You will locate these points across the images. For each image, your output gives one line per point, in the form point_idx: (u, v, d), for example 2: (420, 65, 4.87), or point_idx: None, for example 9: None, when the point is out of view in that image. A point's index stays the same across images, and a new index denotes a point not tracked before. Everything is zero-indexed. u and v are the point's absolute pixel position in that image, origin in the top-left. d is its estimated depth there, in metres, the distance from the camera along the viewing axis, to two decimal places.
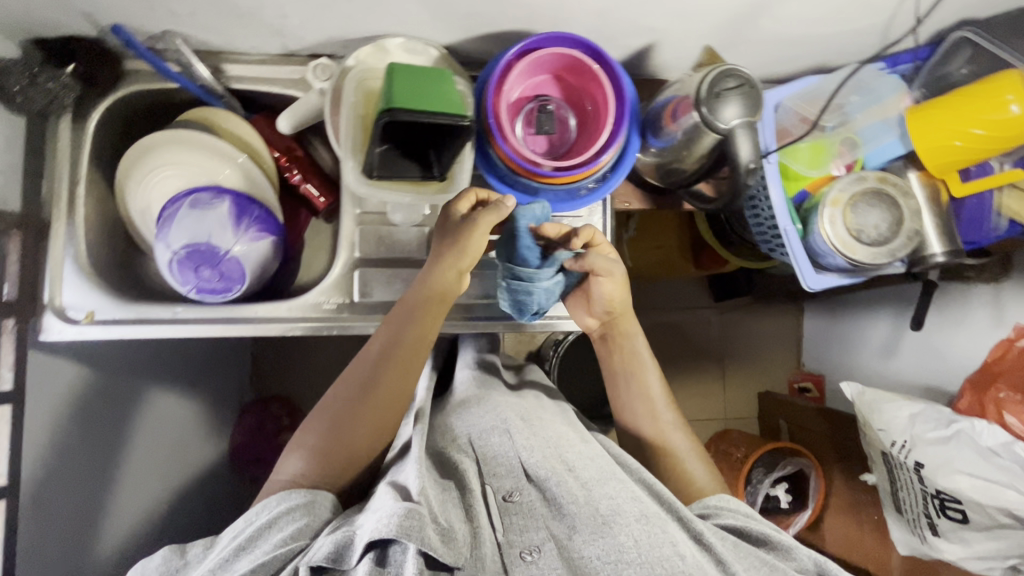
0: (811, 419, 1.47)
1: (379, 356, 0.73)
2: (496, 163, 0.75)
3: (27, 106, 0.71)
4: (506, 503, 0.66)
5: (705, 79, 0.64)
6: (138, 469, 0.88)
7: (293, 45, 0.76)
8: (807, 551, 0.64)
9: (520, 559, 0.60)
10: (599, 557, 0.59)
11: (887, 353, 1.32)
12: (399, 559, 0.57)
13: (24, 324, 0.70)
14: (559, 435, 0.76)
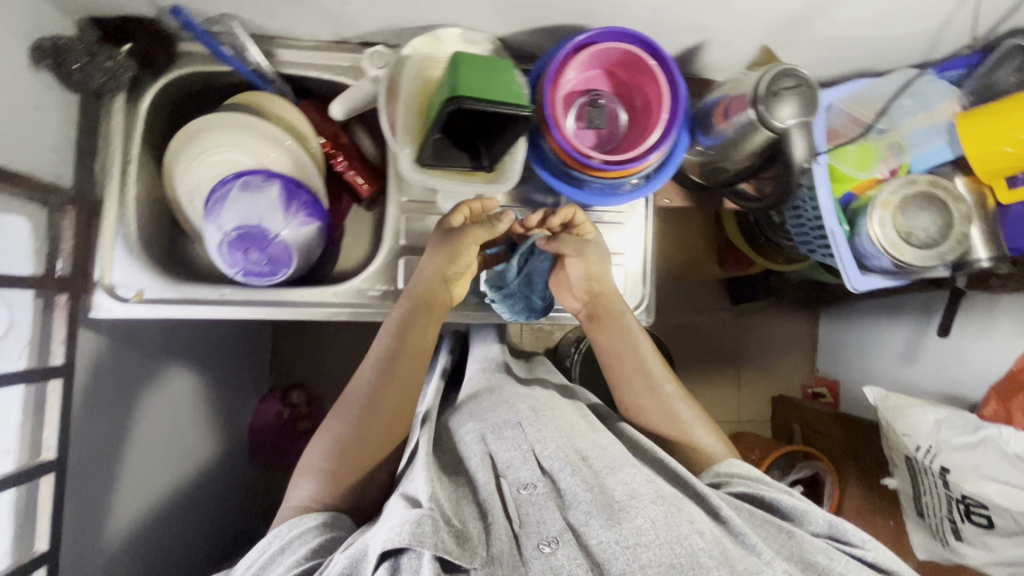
0: (825, 424, 1.47)
1: (377, 371, 0.75)
2: (546, 154, 0.75)
3: (85, 84, 0.71)
4: (519, 496, 0.65)
5: (763, 78, 0.65)
6: (147, 452, 0.88)
7: (346, 32, 0.77)
8: (822, 513, 0.64)
9: (536, 549, 0.58)
10: (614, 540, 0.57)
11: (906, 360, 1.32)
12: (413, 566, 0.56)
13: (76, 301, 0.71)
14: (568, 424, 0.75)
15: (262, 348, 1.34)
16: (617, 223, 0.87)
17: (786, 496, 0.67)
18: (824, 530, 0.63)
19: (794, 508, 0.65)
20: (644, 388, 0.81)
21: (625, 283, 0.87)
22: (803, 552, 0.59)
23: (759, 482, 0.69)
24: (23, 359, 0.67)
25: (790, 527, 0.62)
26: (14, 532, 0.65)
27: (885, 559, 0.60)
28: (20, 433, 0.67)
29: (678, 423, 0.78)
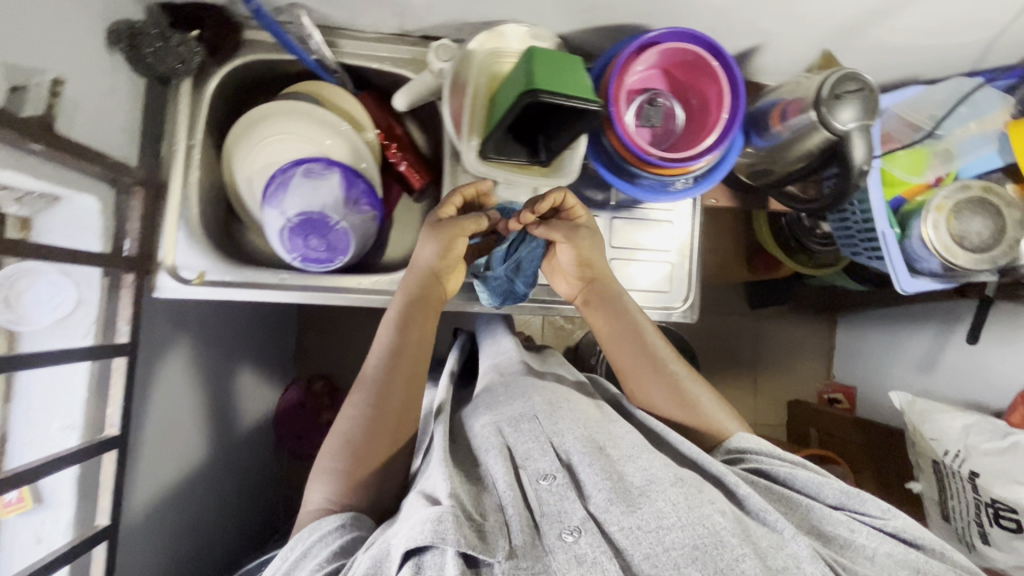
0: (847, 430, 1.47)
1: (381, 370, 0.74)
2: (603, 148, 0.77)
3: (155, 68, 0.73)
4: (539, 487, 0.62)
5: (826, 81, 0.67)
6: (169, 434, 0.87)
7: (409, 26, 0.78)
8: (838, 485, 0.64)
9: (559, 539, 0.55)
10: (636, 526, 0.55)
11: (926, 368, 1.34)
12: (436, 564, 0.52)
13: (141, 280, 0.73)
14: (584, 414, 0.72)
15: (285, 336, 1.33)
16: (665, 221, 0.88)
17: (800, 469, 0.66)
18: (840, 501, 0.63)
19: (810, 481, 0.64)
20: (651, 370, 0.79)
21: (671, 280, 0.89)
22: (820, 523, 0.61)
23: (773, 457, 0.69)
24: (88, 336, 0.68)
25: (807, 501, 0.62)
26: (76, 503, 0.68)
27: (906, 528, 0.59)
28: (86, 408, 0.69)
29: (690, 404, 0.76)
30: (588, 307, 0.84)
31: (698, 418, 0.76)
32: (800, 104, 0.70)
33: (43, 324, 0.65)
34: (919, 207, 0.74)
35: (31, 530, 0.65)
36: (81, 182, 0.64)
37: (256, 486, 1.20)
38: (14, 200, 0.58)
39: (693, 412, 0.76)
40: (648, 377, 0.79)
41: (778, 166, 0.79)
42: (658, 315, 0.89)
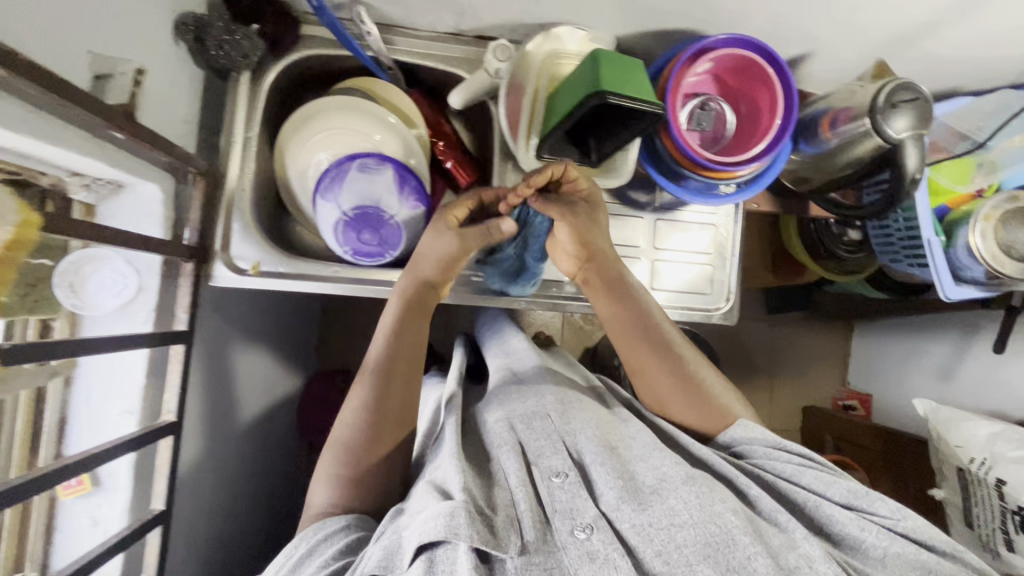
0: (863, 436, 1.44)
1: (375, 372, 0.73)
2: (656, 147, 0.79)
3: (217, 61, 0.74)
4: (551, 484, 0.62)
5: (882, 90, 0.68)
6: (210, 422, 0.87)
7: (465, 25, 0.79)
8: (845, 483, 0.63)
9: (571, 535, 0.56)
10: (649, 524, 0.56)
11: (943, 376, 1.33)
12: (449, 558, 0.53)
13: (199, 269, 0.74)
14: (595, 414, 0.72)
15: (308, 328, 1.32)
16: (709, 224, 0.89)
17: (807, 466, 0.65)
18: (847, 499, 0.62)
19: (817, 478, 0.63)
20: (658, 358, 0.75)
21: (712, 283, 0.90)
22: (825, 523, 0.61)
23: (778, 448, 0.68)
24: (148, 323, 0.69)
25: (813, 499, 0.62)
26: (132, 488, 0.69)
27: (916, 529, 0.59)
28: (143, 395, 0.70)
29: (699, 390, 0.74)
30: (592, 289, 0.80)
31: (706, 405, 0.73)
32: (851, 112, 0.72)
33: (106, 309, 0.67)
34: (965, 215, 0.76)
35: (88, 513, 0.67)
36: (147, 171, 0.65)
37: (282, 479, 1.19)
38: (82, 186, 0.63)
39: (702, 399, 0.73)
40: (656, 364, 0.75)
41: (826, 172, 0.80)
42: (699, 317, 0.90)
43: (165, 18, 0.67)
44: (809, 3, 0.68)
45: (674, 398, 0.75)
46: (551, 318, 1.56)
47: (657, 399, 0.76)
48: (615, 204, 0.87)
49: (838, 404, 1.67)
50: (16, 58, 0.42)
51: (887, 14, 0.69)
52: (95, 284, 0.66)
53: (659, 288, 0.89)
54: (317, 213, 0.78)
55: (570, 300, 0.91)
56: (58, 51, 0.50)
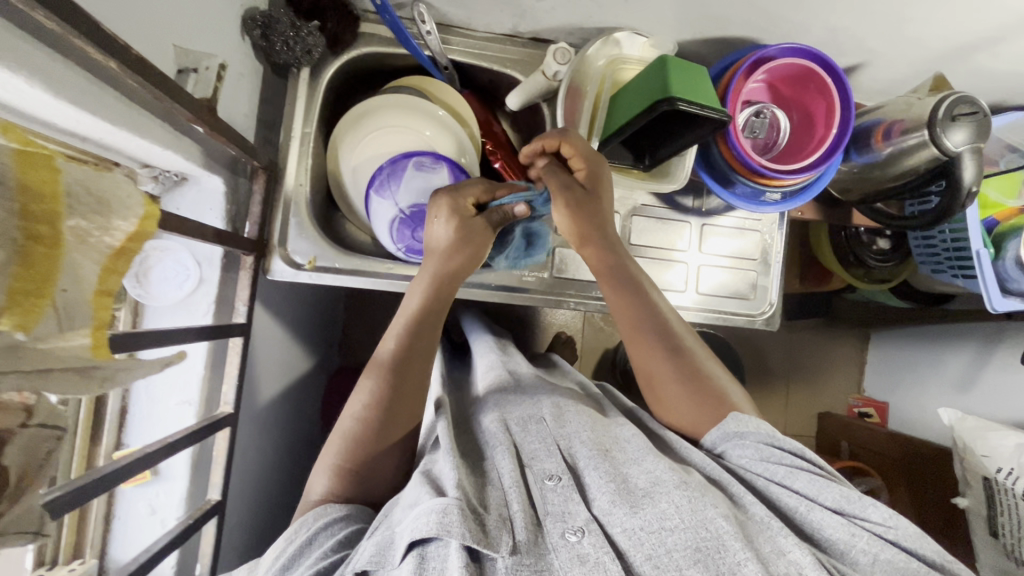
0: (881, 442, 1.35)
1: (388, 367, 0.68)
2: (710, 151, 0.80)
3: (280, 57, 0.74)
4: (543, 487, 0.56)
5: (941, 103, 0.69)
6: (253, 414, 0.87)
7: (523, 27, 0.80)
8: (838, 487, 0.57)
9: (561, 538, 0.51)
10: (639, 527, 0.50)
11: (961, 389, 1.24)
12: (441, 556, 0.48)
13: (259, 263, 0.74)
14: (591, 417, 0.66)
15: (334, 323, 1.30)
16: (755, 230, 0.90)
17: (801, 469, 0.60)
18: (840, 505, 0.56)
19: (811, 482, 0.58)
20: (665, 349, 0.71)
21: (754, 288, 0.91)
22: (813, 530, 0.56)
23: (771, 446, 0.62)
24: (208, 314, 0.70)
25: (803, 503, 0.57)
26: (190, 478, 0.70)
27: (909, 538, 0.53)
28: (201, 384, 0.70)
29: (703, 385, 0.70)
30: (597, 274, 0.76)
31: (712, 400, 0.69)
32: (905, 124, 0.73)
33: (171, 300, 0.67)
34: (1014, 228, 0.77)
35: (146, 501, 0.68)
36: (212, 163, 0.65)
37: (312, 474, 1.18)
38: (151, 178, 0.62)
39: (711, 395, 0.69)
40: (661, 355, 0.71)
41: (876, 183, 0.81)
42: (742, 322, 0.91)
43: (233, 12, 0.67)
44: (872, 16, 0.69)
45: (679, 393, 0.70)
46: (570, 316, 1.32)
47: (660, 394, 0.72)
48: (663, 208, 0.88)
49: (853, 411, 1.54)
50: (128, 50, 0.42)
51: (947, 29, 0.70)
52: (156, 276, 0.66)
53: (704, 291, 0.90)
54: (371, 210, 0.79)
55: (571, 296, 0.88)
56: (146, 40, 0.50)
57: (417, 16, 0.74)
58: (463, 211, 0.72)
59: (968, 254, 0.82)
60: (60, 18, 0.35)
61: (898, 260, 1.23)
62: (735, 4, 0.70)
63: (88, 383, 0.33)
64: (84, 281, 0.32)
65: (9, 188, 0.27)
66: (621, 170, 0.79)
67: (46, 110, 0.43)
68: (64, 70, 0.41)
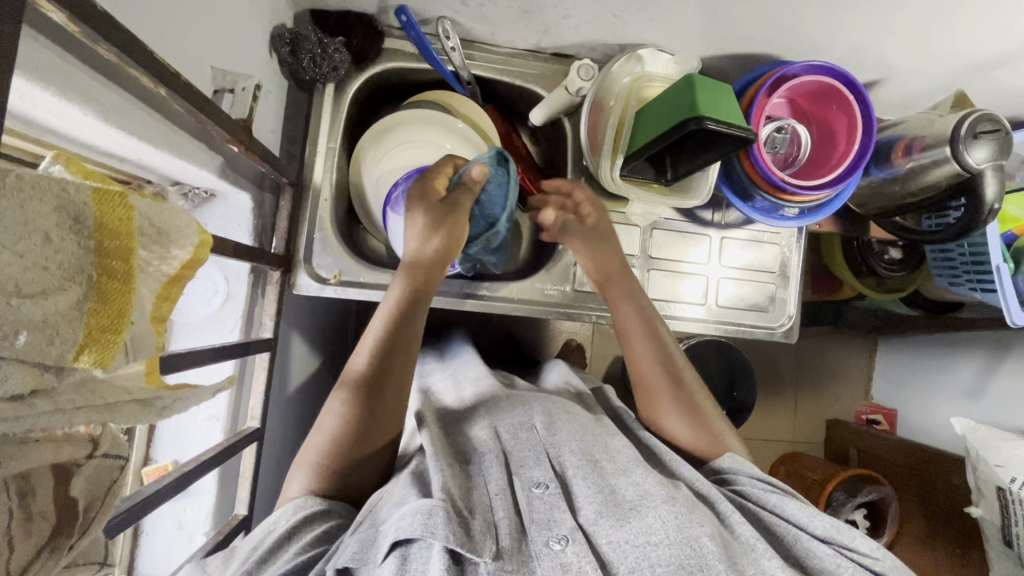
0: (892, 450, 1.34)
1: (365, 378, 0.61)
2: (730, 167, 0.81)
3: (306, 73, 0.75)
4: (529, 495, 0.55)
5: (964, 120, 0.70)
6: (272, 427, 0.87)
7: (546, 42, 0.80)
8: (827, 517, 0.56)
9: (545, 546, 0.49)
10: (625, 540, 0.49)
11: (973, 397, 1.24)
12: (422, 558, 0.47)
13: (286, 278, 0.75)
14: (582, 425, 0.64)
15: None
16: (774, 243, 0.91)
17: (792, 498, 0.59)
18: (828, 534, 0.55)
19: (801, 509, 0.57)
20: (660, 369, 0.72)
21: (773, 301, 0.91)
22: (803, 556, 0.54)
23: (765, 482, 0.62)
24: (236, 330, 0.70)
25: (793, 530, 0.55)
26: (217, 494, 0.70)
27: (895, 572, 0.52)
28: (228, 400, 0.70)
29: (695, 412, 0.69)
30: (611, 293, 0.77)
31: (705, 429, 0.69)
32: (926, 141, 0.74)
33: (199, 316, 0.69)
34: None
35: (174, 517, 0.68)
36: (240, 180, 0.66)
37: None
38: (181, 195, 0.65)
39: (702, 423, 0.69)
40: (654, 375, 0.72)
41: (895, 198, 0.81)
42: (762, 334, 0.91)
43: (262, 29, 0.68)
44: (895, 34, 0.70)
45: (672, 415, 0.70)
46: (579, 325, 1.30)
47: (655, 410, 0.71)
48: (683, 221, 0.88)
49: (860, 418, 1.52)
50: (175, 76, 0.43)
51: (969, 46, 0.71)
52: (188, 293, 0.68)
53: (723, 304, 0.90)
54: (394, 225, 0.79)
55: (578, 307, 0.88)
56: (184, 63, 0.51)
57: (441, 32, 0.75)
58: (433, 198, 0.70)
59: (986, 268, 0.83)
60: (120, 50, 0.36)
61: (910, 270, 1.24)
62: (759, 22, 0.70)
63: (150, 412, 0.33)
64: (145, 310, 0.32)
65: (87, 229, 0.27)
66: (642, 185, 0.80)
67: (91, 134, 0.43)
68: (112, 96, 0.41)
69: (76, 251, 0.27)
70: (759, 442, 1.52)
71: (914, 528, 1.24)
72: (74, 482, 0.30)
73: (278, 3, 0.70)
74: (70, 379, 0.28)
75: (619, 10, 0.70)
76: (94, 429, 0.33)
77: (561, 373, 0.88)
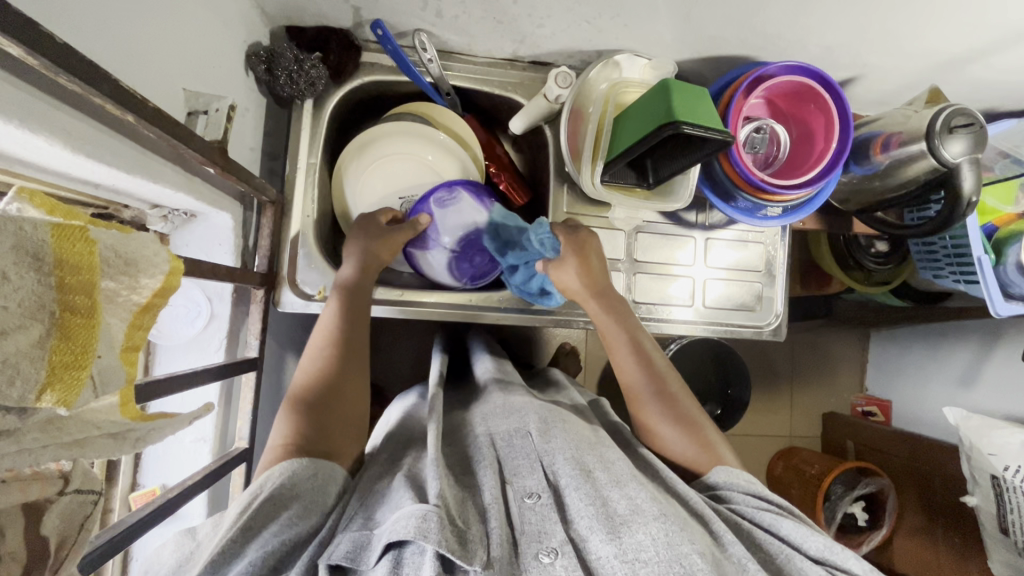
0: (886, 441, 1.35)
1: (308, 395, 0.63)
2: (711, 169, 0.81)
3: (283, 90, 0.74)
4: (522, 505, 0.55)
5: (939, 114, 0.70)
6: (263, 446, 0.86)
7: (523, 50, 0.80)
8: (819, 536, 0.57)
9: (534, 559, 0.49)
10: (613, 555, 0.49)
11: (966, 386, 1.24)
12: (415, 564, 0.46)
13: (270, 296, 0.74)
14: (578, 434, 0.63)
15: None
16: (758, 242, 0.91)
17: (786, 516, 0.59)
18: (820, 553, 0.55)
19: (796, 527, 0.57)
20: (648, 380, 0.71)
21: (760, 299, 0.92)
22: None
23: (759, 497, 0.62)
24: (220, 351, 0.70)
25: (786, 550, 0.56)
26: (207, 515, 0.69)
27: None
28: (215, 420, 0.70)
29: (686, 422, 0.69)
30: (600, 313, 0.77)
31: (700, 440, 0.68)
32: (903, 137, 0.75)
33: (183, 338, 0.69)
34: (1013, 234, 0.80)
35: (164, 540, 0.68)
36: (219, 199, 0.65)
37: None
38: (160, 218, 0.64)
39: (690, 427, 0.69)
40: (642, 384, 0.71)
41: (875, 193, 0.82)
42: (750, 334, 0.92)
43: (237, 49, 0.68)
44: (865, 33, 0.71)
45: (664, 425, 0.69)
46: (573, 329, 1.30)
47: (645, 419, 0.71)
48: (667, 224, 0.89)
49: (856, 411, 1.52)
50: (144, 104, 0.43)
51: (939, 41, 0.72)
52: (169, 316, 0.67)
53: (710, 305, 0.91)
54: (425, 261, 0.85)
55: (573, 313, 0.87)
56: (154, 87, 0.51)
57: (418, 45, 0.75)
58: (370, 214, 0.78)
59: (969, 260, 0.83)
60: (82, 79, 0.36)
61: (896, 262, 1.24)
62: (732, 25, 0.71)
63: (122, 444, 0.33)
64: (113, 342, 0.32)
65: (47, 266, 0.27)
66: (625, 189, 0.80)
67: (60, 162, 0.43)
68: (80, 125, 0.41)
69: (34, 286, 0.27)
70: (756, 438, 1.52)
71: (912, 520, 1.25)
72: (46, 519, 0.30)
73: (252, 21, 0.70)
74: (36, 419, 0.28)
75: (593, 17, 0.71)
76: (65, 465, 0.33)
77: (558, 381, 0.88)
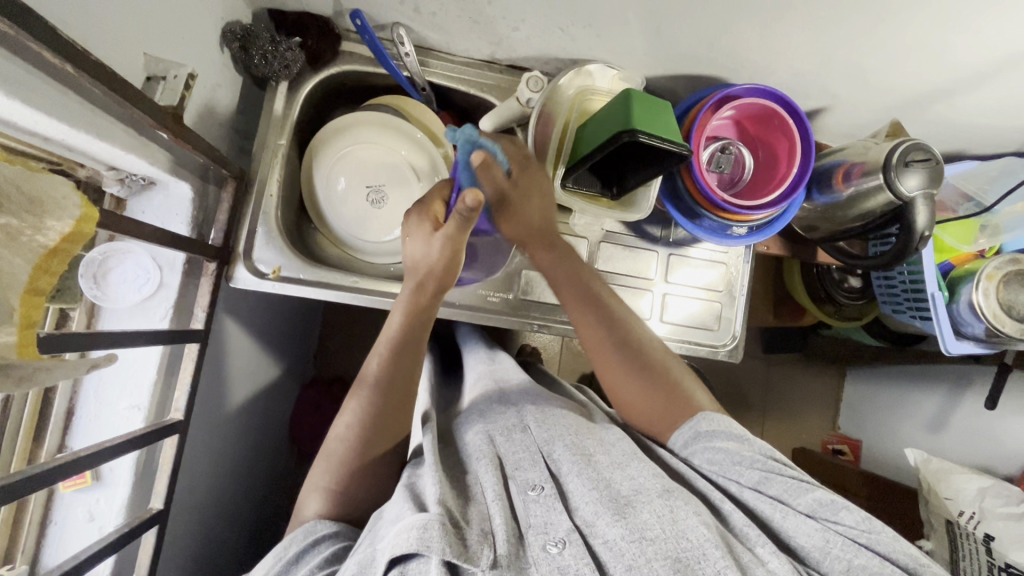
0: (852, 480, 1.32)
1: (367, 385, 0.66)
2: (676, 186, 0.82)
3: (258, 69, 0.75)
4: (525, 498, 0.53)
5: (895, 149, 0.71)
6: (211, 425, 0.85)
7: (500, 53, 0.82)
8: (812, 491, 0.54)
9: (542, 550, 0.48)
10: (621, 536, 0.47)
11: (930, 430, 1.22)
12: (421, 573, 0.45)
13: (223, 270, 0.75)
14: (575, 420, 0.63)
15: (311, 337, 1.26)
16: (721, 262, 0.92)
17: (775, 472, 0.56)
18: (812, 509, 0.52)
19: (784, 487, 0.54)
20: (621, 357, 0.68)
21: (719, 319, 0.92)
22: (790, 538, 0.52)
23: (748, 448, 0.58)
24: (165, 319, 0.68)
25: (779, 511, 0.53)
26: (132, 485, 0.68)
27: (881, 541, 0.49)
28: (153, 389, 0.69)
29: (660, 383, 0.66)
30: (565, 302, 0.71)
31: (675, 399, 0.65)
32: (865, 167, 0.75)
33: (127, 302, 0.66)
34: (967, 274, 0.80)
35: (86, 507, 0.66)
36: (181, 168, 0.66)
37: (278, 492, 1.15)
38: (116, 181, 0.63)
39: (670, 389, 0.66)
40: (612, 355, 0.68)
41: (835, 222, 0.83)
42: (706, 353, 0.92)
43: (213, 25, 0.69)
44: (829, 64, 0.72)
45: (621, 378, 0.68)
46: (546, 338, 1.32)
47: (617, 392, 0.69)
48: (630, 236, 0.89)
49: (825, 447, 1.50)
50: (84, 56, 0.43)
51: (901, 79, 0.73)
52: (116, 277, 0.65)
53: (669, 320, 0.91)
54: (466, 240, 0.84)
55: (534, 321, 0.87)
56: (111, 48, 0.52)
57: (395, 38, 0.76)
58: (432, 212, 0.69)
59: (923, 295, 0.84)
60: (11, 21, 0.36)
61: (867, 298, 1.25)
62: (700, 44, 0.72)
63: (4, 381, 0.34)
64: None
65: None
66: (591, 198, 0.80)
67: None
68: (17, 71, 0.42)
69: None
70: None
71: None
72: None
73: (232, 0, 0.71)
74: None
75: (565, 25, 0.72)
76: None
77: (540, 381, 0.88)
